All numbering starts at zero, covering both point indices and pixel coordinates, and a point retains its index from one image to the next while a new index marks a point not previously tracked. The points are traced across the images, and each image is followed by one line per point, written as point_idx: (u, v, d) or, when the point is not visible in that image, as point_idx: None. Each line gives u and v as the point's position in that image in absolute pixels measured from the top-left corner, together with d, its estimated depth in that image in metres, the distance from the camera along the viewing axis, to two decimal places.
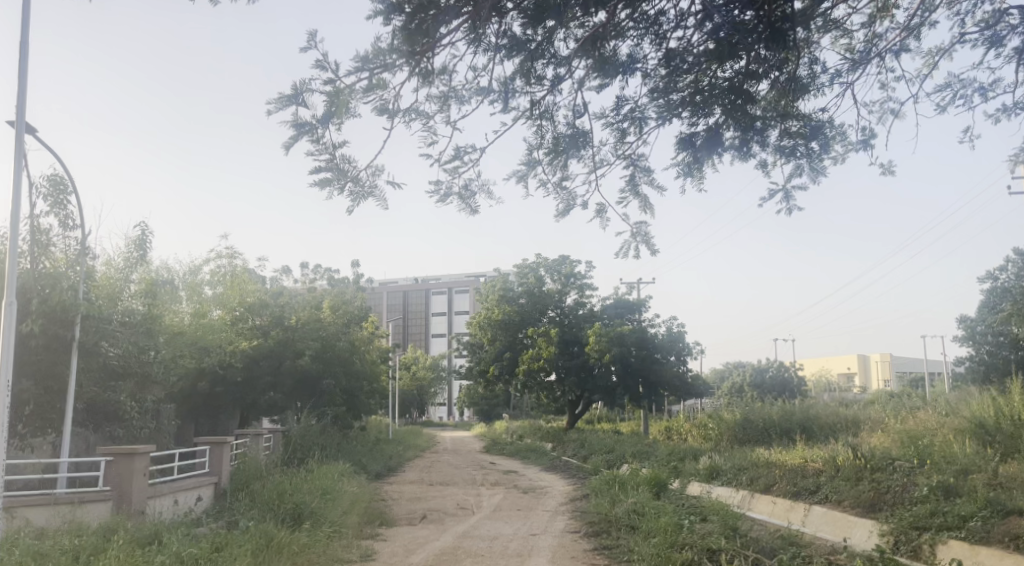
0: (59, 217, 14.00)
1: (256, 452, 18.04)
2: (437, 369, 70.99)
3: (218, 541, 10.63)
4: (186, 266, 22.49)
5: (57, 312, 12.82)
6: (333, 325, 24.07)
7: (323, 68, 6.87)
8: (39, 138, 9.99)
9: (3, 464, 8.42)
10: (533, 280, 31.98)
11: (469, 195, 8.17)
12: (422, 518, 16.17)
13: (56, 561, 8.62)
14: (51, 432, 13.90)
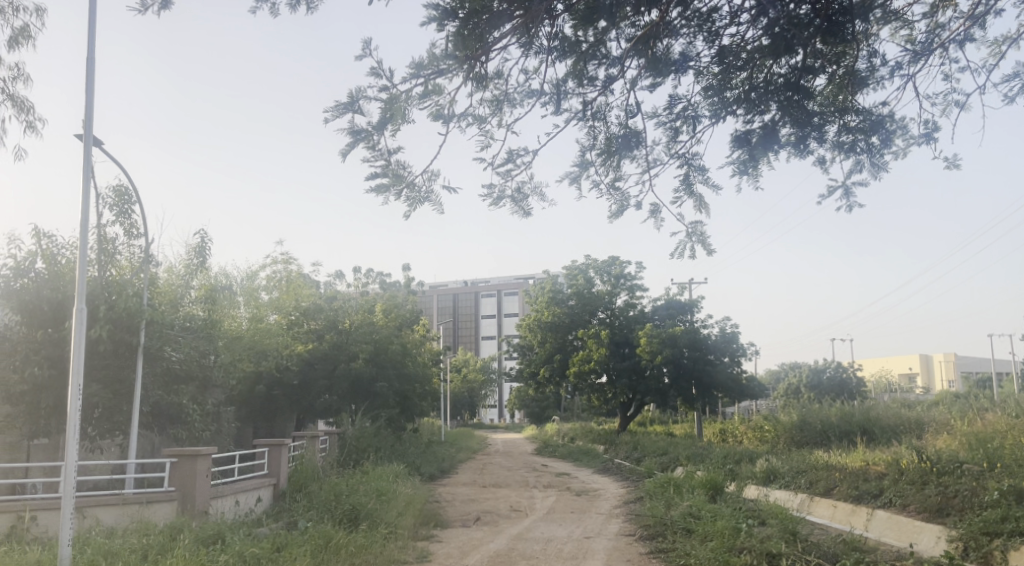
0: (124, 226, 14.52)
1: (313, 454, 18.39)
2: (487, 371, 71.35)
3: (279, 541, 10.87)
4: (243, 272, 23.06)
5: (124, 318, 13.29)
6: (385, 328, 24.39)
7: (379, 75, 7.03)
8: (105, 150, 10.32)
9: (76, 464, 8.76)
10: (583, 281, 31.90)
11: (522, 198, 8.23)
12: (476, 520, 16.27)
13: (126, 559, 8.91)
14: (118, 434, 14.39)
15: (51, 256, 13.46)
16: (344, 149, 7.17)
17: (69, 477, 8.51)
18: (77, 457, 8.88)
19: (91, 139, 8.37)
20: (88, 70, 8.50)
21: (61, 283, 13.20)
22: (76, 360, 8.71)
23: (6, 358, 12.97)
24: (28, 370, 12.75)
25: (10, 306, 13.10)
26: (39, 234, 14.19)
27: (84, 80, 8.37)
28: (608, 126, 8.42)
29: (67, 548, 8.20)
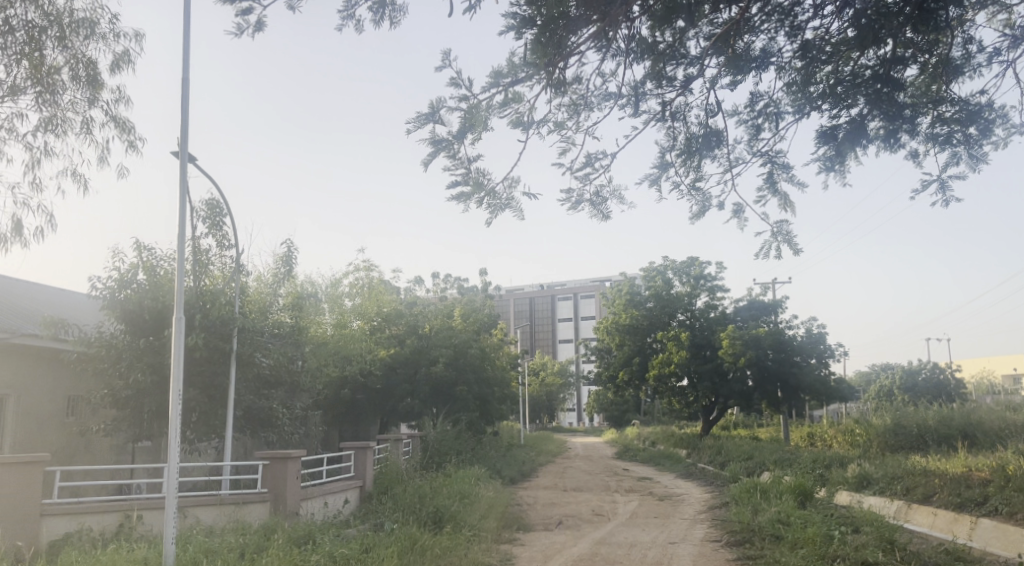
0: (217, 237, 15.18)
1: (398, 457, 18.77)
2: (565, 375, 71.25)
3: (367, 542, 11.16)
4: (328, 279, 23.73)
5: (218, 325, 13.93)
6: (464, 333, 24.71)
7: (458, 85, 7.21)
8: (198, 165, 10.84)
9: (179, 465, 9.21)
10: (661, 283, 31.49)
11: (602, 202, 8.26)
12: (559, 523, 16.30)
13: (224, 556, 9.30)
14: (214, 438, 15.03)
15: (151, 268, 14.19)
16: (426, 160, 7.35)
17: (172, 478, 8.89)
18: (179, 459, 9.32)
19: (185, 155, 8.80)
20: (184, 90, 8.95)
21: (160, 293, 13.92)
22: (175, 367, 9.15)
23: (110, 365, 13.70)
24: (133, 376, 13.46)
25: (115, 316, 13.89)
26: (140, 247, 15.01)
27: (181, 101, 8.82)
28: (688, 126, 8.36)
29: (172, 545, 8.50)
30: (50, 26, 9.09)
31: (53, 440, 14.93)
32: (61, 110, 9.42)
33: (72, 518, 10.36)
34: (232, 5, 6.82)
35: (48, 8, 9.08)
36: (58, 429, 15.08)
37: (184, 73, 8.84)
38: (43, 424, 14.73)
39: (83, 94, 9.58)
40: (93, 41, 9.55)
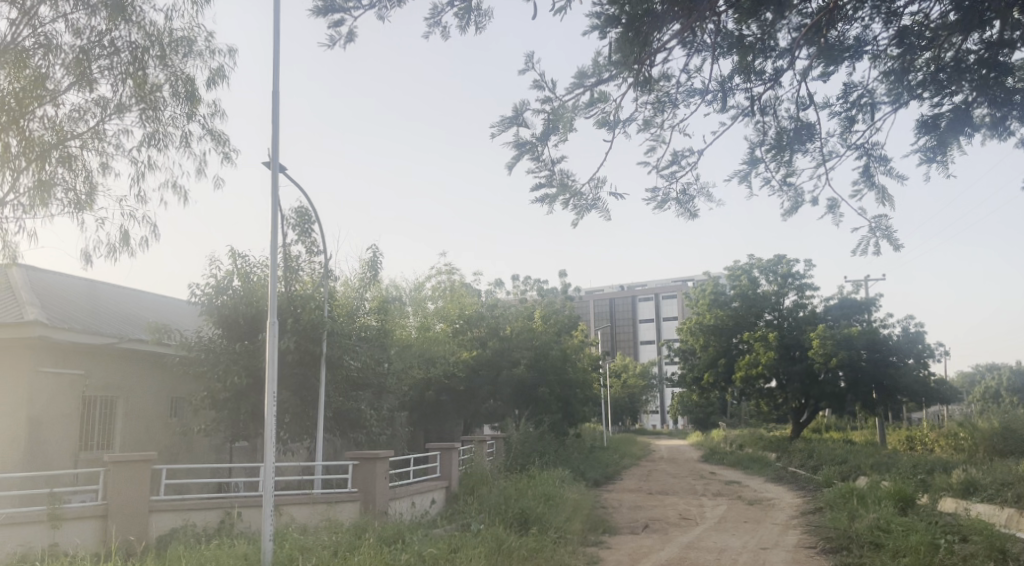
0: (306, 244, 15.67)
1: (482, 458, 18.93)
2: (648, 377, 70.28)
3: (455, 542, 11.27)
4: (411, 283, 24.14)
5: (309, 329, 14.42)
6: (545, 334, 24.71)
7: (542, 88, 7.22)
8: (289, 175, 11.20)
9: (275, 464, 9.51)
10: (748, 283, 30.67)
11: (688, 201, 8.11)
12: (645, 527, 16.08)
13: (319, 553, 9.55)
14: (306, 438, 15.47)
15: (245, 275, 14.75)
16: (510, 162, 7.38)
17: (268, 478, 9.17)
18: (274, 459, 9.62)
19: (276, 165, 9.07)
20: (275, 103, 9.25)
21: (254, 298, 14.44)
22: (269, 371, 9.42)
23: (209, 368, 14.28)
24: (230, 380, 14.01)
25: (213, 321, 14.49)
26: (235, 255, 15.62)
27: (272, 113, 9.14)
28: (779, 120, 8.13)
29: (270, 542, 8.75)
30: (152, 46, 9.55)
31: (157, 440, 15.68)
32: (162, 125, 9.79)
33: (176, 515, 10.82)
34: (323, 17, 6.99)
35: (150, 29, 9.54)
36: (162, 429, 15.83)
37: (275, 86, 9.15)
38: (149, 425, 15.50)
39: (182, 109, 9.93)
40: (191, 58, 9.95)
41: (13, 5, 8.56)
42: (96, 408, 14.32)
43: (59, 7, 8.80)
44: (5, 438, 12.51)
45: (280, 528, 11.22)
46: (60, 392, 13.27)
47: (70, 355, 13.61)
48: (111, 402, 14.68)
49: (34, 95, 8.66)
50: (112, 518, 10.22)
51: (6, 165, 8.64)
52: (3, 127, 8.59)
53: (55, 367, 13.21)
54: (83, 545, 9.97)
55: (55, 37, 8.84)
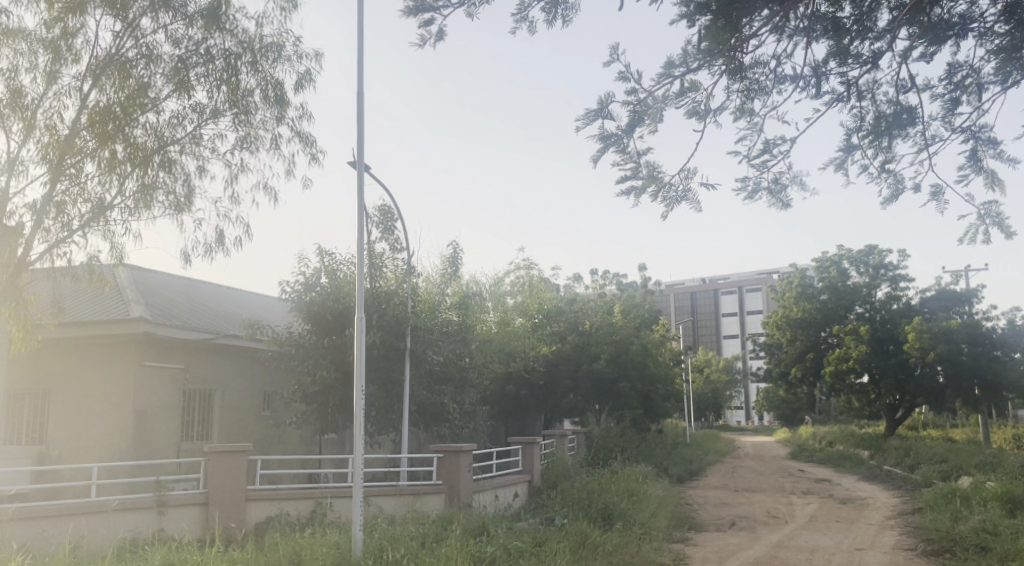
0: (389, 241, 15.96)
1: (563, 453, 18.89)
2: (732, 371, 68.69)
3: (539, 536, 11.28)
4: (490, 278, 24.30)
5: (393, 324, 14.71)
6: (626, 328, 24.44)
7: (627, 79, 7.10)
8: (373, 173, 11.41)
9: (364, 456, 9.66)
10: (837, 275, 29.78)
11: (780, 191, 7.71)
12: (732, 525, 15.74)
13: (406, 543, 9.70)
14: (392, 431, 15.77)
15: (332, 272, 15.15)
16: (595, 156, 7.28)
17: (357, 469, 9.19)
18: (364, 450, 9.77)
19: (362, 164, 9.21)
20: (359, 103, 9.38)
21: (341, 294, 14.78)
22: (358, 364, 9.57)
23: (299, 363, 14.71)
24: (319, 373, 14.38)
25: (302, 317, 14.91)
26: (322, 253, 16.06)
27: (356, 114, 9.30)
28: (877, 105, 7.76)
29: (361, 532, 8.83)
30: (244, 52, 9.71)
31: (253, 432, 16.29)
32: (254, 128, 9.92)
33: (271, 504, 11.21)
34: (414, 16, 7.05)
35: (242, 36, 9.75)
36: (258, 422, 16.44)
37: (361, 87, 9.29)
38: (245, 418, 16.11)
39: (272, 113, 10.08)
40: (281, 63, 10.13)
41: (116, 17, 8.89)
42: (195, 400, 14.96)
43: (160, 18, 9.15)
44: (113, 429, 13.20)
45: (369, 519, 11.47)
46: (164, 385, 13.95)
47: (170, 350, 14.21)
48: (209, 395, 15.31)
49: (136, 103, 8.94)
50: (213, 505, 10.68)
51: (113, 172, 8.94)
52: (110, 136, 8.75)
53: (156, 361, 13.83)
54: (188, 531, 10.46)
55: (155, 48, 9.18)
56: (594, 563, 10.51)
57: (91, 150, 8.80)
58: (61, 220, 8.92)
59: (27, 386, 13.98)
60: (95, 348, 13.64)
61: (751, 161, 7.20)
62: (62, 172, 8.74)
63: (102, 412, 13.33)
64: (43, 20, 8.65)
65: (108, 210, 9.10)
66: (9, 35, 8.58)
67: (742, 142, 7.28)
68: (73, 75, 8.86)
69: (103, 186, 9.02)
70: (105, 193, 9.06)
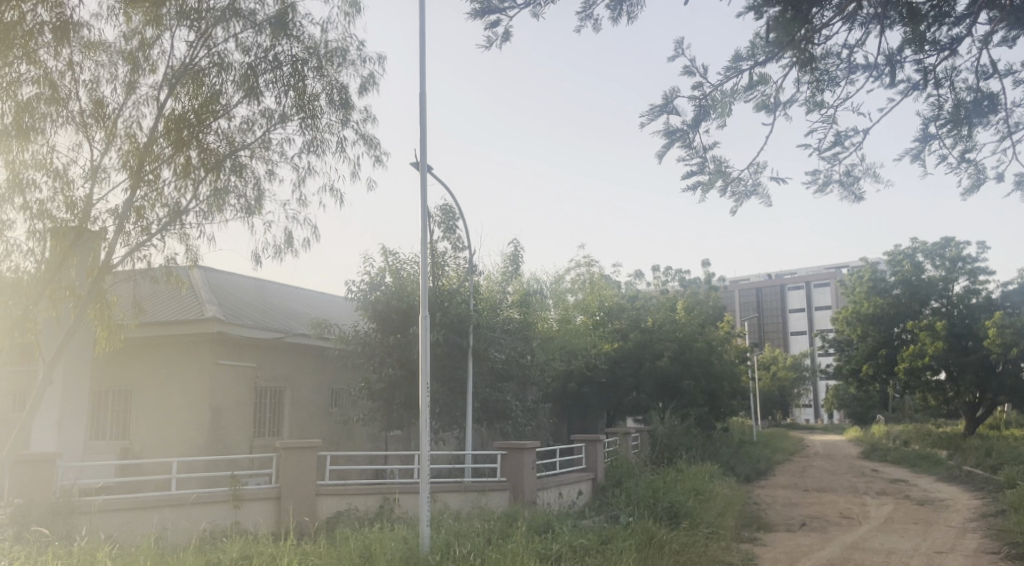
0: (451, 240, 16.11)
1: (627, 451, 18.77)
2: (801, 368, 67.07)
3: (605, 534, 11.21)
4: (551, 276, 24.35)
5: (456, 322, 14.88)
6: (690, 325, 24.09)
7: (692, 73, 7.00)
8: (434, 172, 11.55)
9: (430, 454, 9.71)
10: (910, 268, 28.85)
11: (853, 182, 7.45)
12: (803, 525, 15.41)
13: (472, 539, 9.78)
14: (456, 428, 15.93)
15: (396, 271, 15.39)
16: (661, 151, 7.21)
17: (424, 466, 9.28)
18: (430, 447, 9.84)
19: (425, 165, 9.31)
20: (422, 104, 9.48)
21: (404, 293, 15.00)
22: (423, 362, 9.64)
23: (365, 360, 15.01)
24: (385, 370, 14.63)
25: (368, 316, 15.17)
26: (386, 253, 16.32)
27: (419, 115, 9.41)
28: (956, 92, 7.47)
29: (428, 528, 8.92)
30: (310, 58, 9.84)
31: (321, 429, 16.69)
32: (320, 132, 10.02)
33: (340, 498, 11.46)
34: (480, 19, 7.10)
35: (308, 42, 9.86)
36: (326, 418, 16.81)
37: (424, 88, 9.40)
38: (313, 414, 16.49)
39: (338, 116, 10.17)
40: (346, 68, 10.20)
41: (191, 27, 9.13)
42: (267, 397, 15.37)
43: (231, 27, 9.34)
44: (190, 425, 13.68)
45: (436, 515, 11.60)
46: (238, 383, 14.42)
47: (242, 349, 14.65)
48: (279, 392, 15.72)
49: (209, 110, 9.18)
50: (286, 499, 10.98)
51: (188, 177, 9.20)
52: (185, 142, 9.03)
53: (229, 360, 14.28)
54: (263, 523, 10.79)
55: (226, 56, 9.37)
56: (661, 562, 10.42)
57: (167, 156, 9.08)
58: (141, 224, 9.24)
59: (110, 383, 14.58)
60: (173, 347, 14.15)
61: (821, 154, 7.01)
62: (141, 178, 9.04)
63: (180, 408, 13.85)
64: (123, 33, 9.02)
65: (183, 214, 9.37)
66: (91, 47, 8.91)
67: (812, 134, 7.08)
68: (150, 84, 9.17)
69: (180, 191, 9.29)
70: (181, 198, 9.32)
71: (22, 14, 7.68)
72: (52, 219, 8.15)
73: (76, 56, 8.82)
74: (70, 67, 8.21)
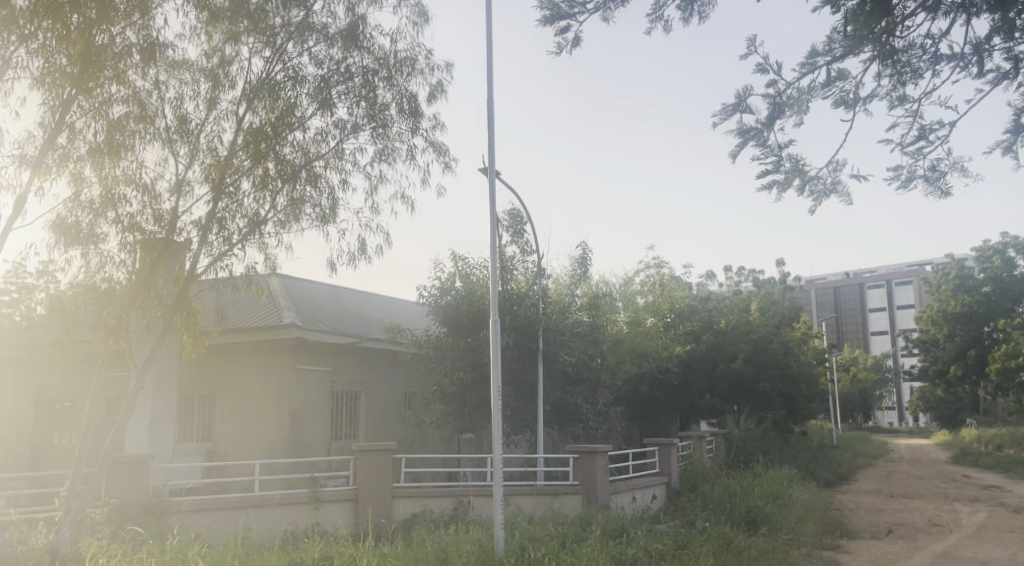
0: (519, 244, 16.14)
1: (701, 455, 18.45)
2: (882, 370, 64.71)
3: (681, 538, 11.03)
4: (620, 278, 24.16)
5: (526, 326, 14.91)
6: (764, 326, 23.54)
7: (765, 70, 6.84)
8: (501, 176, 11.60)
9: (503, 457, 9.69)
10: (1000, 264, 27.57)
11: (938, 177, 7.14)
12: (888, 532, 14.86)
13: (547, 543, 9.76)
14: (527, 431, 15.94)
15: (466, 276, 15.50)
16: (735, 151, 7.06)
17: (497, 470, 9.30)
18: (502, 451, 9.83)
19: (493, 171, 9.34)
20: (490, 110, 9.54)
21: (475, 298, 15.10)
22: (494, 366, 9.63)
23: (437, 364, 15.19)
24: (457, 373, 14.77)
25: (439, 320, 15.33)
26: (456, 258, 16.47)
27: (487, 121, 9.46)
28: None
29: (502, 531, 8.93)
30: (380, 68, 9.96)
31: (395, 431, 16.97)
32: (391, 140, 10.13)
33: (415, 501, 11.62)
34: (551, 25, 7.10)
35: (378, 53, 9.96)
36: (399, 422, 17.07)
37: (492, 95, 9.46)
38: (387, 417, 16.76)
39: (407, 125, 10.27)
40: (414, 76, 10.27)
41: (265, 43, 9.36)
42: (343, 401, 15.71)
43: (304, 41, 9.51)
44: (270, 428, 14.11)
45: (510, 518, 11.64)
46: (315, 386, 14.81)
47: (319, 354, 15.02)
48: (355, 396, 16.04)
49: (285, 123, 9.41)
50: (363, 501, 11.19)
51: (266, 188, 9.46)
52: (263, 154, 9.30)
53: (306, 364, 14.66)
54: (341, 526, 11.01)
55: (300, 70, 9.56)
56: None
57: (246, 169, 9.37)
58: (223, 235, 9.50)
59: (195, 387, 15.17)
60: (253, 353, 14.62)
61: (904, 149, 6.74)
62: (223, 191, 9.33)
63: (261, 412, 14.28)
64: (204, 51, 9.31)
65: (262, 224, 9.61)
66: (175, 66, 9.23)
67: (894, 128, 6.81)
68: (229, 99, 9.45)
69: (258, 202, 9.54)
70: (260, 208, 9.57)
71: (112, 37, 7.87)
72: (142, 232, 8.48)
73: (161, 75, 9.16)
74: (156, 86, 8.47)
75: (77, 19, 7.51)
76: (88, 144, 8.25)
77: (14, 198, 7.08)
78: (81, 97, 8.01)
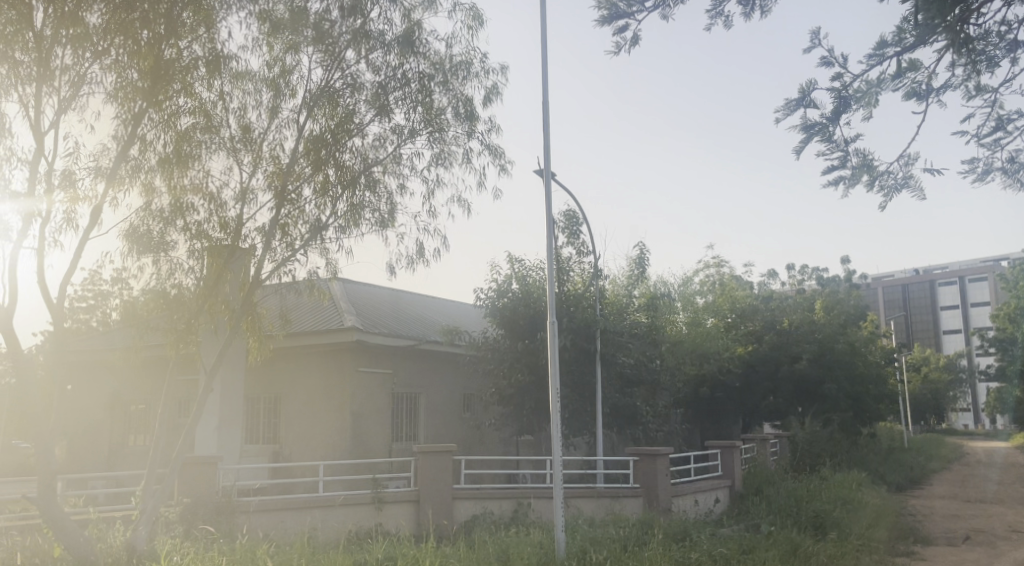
0: (575, 245, 16.06)
1: (765, 458, 18.04)
2: (955, 369, 62.36)
3: (746, 543, 10.79)
4: (679, 278, 23.83)
5: (583, 327, 14.82)
6: (829, 325, 22.89)
7: (830, 64, 6.63)
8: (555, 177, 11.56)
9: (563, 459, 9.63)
10: None
11: (1016, 169, 6.83)
12: (965, 539, 14.28)
13: (609, 546, 9.66)
14: (587, 433, 15.82)
15: (523, 278, 15.49)
16: (799, 147, 6.86)
17: (557, 472, 9.24)
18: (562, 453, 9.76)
19: (549, 173, 9.30)
20: (545, 111, 9.51)
21: (532, 299, 15.08)
22: (553, 366, 9.57)
23: (495, 365, 15.22)
24: (515, 375, 14.77)
25: (496, 322, 15.36)
26: (513, 260, 16.48)
27: (542, 122, 9.43)
28: None
29: (563, 533, 8.88)
30: (435, 73, 10.01)
31: (455, 433, 17.06)
32: (447, 145, 10.18)
33: (475, 502, 11.65)
34: (609, 25, 7.03)
35: (433, 58, 10.01)
36: (458, 423, 17.15)
37: (546, 96, 9.42)
38: (446, 418, 16.86)
39: (463, 128, 10.30)
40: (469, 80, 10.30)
41: (323, 53, 9.49)
42: (403, 403, 15.88)
43: (362, 49, 9.62)
44: (333, 429, 14.33)
45: (570, 520, 11.56)
46: (376, 388, 15.00)
47: (379, 356, 15.22)
48: (415, 398, 16.19)
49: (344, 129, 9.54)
50: (424, 503, 11.25)
51: (326, 194, 9.60)
52: (323, 161, 9.45)
53: (368, 367, 14.87)
54: (403, 526, 11.10)
55: (357, 77, 9.68)
56: None
57: (307, 175, 9.53)
58: (285, 241, 9.67)
59: (260, 390, 15.51)
60: (316, 356, 14.88)
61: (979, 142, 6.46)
62: (285, 197, 9.50)
63: (323, 413, 14.52)
64: (266, 61, 9.48)
65: (323, 229, 9.75)
66: (239, 77, 9.42)
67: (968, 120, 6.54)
68: (290, 108, 9.61)
69: (319, 208, 9.68)
70: (321, 214, 9.70)
71: (180, 51, 8.08)
72: (209, 239, 8.68)
73: (226, 86, 9.36)
74: (221, 97, 8.64)
75: (147, 35, 7.82)
76: (158, 155, 8.47)
77: (90, 210, 7.33)
78: (151, 110, 8.24)
